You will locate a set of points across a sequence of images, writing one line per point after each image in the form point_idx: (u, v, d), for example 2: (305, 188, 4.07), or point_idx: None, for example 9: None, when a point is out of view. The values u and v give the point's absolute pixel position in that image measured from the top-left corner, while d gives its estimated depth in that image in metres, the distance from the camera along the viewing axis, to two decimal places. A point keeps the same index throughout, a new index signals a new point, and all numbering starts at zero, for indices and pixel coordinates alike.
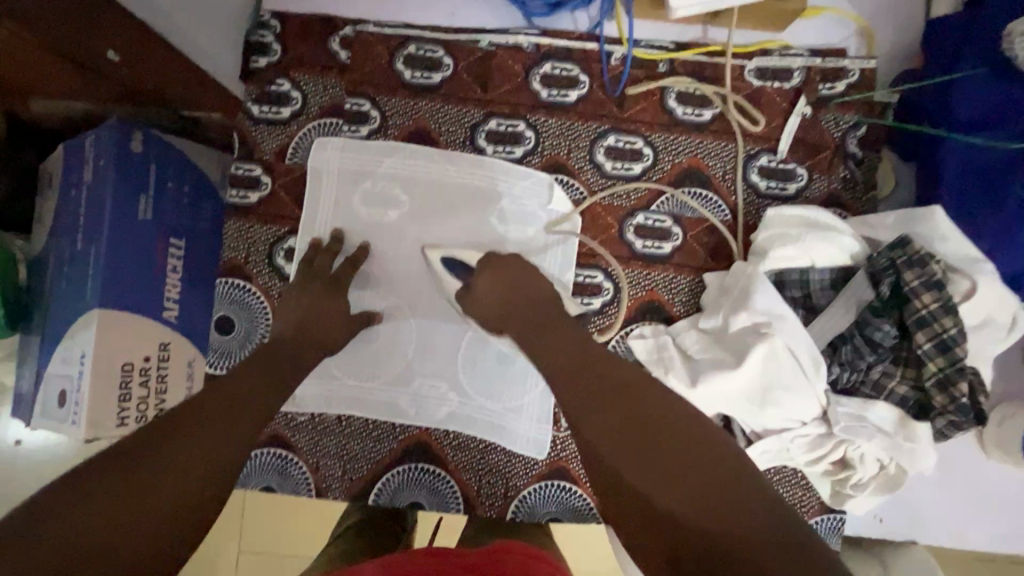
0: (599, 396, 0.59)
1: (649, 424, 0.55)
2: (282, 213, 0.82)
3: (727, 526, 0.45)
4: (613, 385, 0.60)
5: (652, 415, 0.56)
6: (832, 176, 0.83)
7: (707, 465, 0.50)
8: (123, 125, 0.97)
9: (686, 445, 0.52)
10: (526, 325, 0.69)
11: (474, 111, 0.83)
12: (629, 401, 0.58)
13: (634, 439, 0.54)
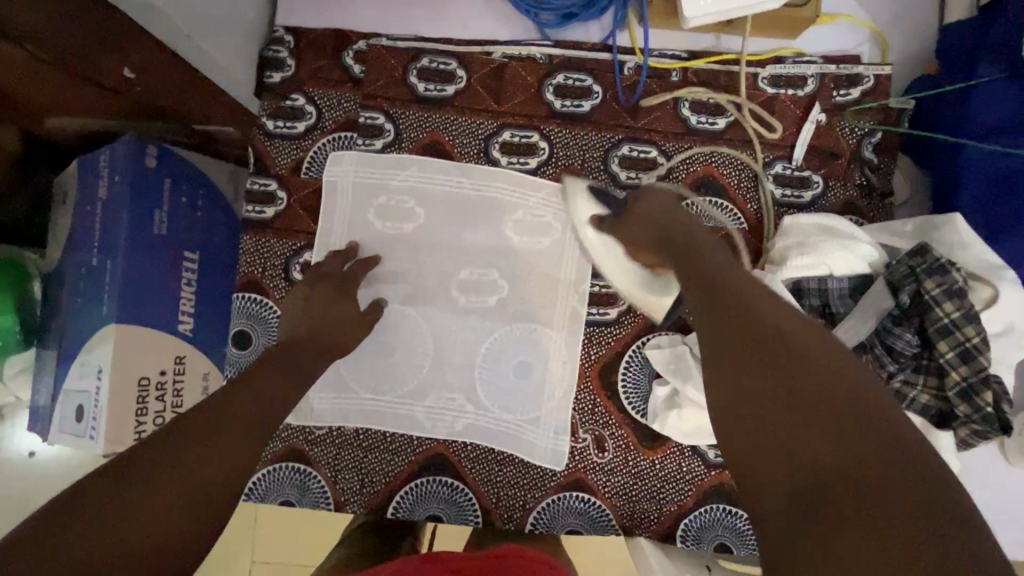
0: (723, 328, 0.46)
1: (798, 369, 0.41)
2: (297, 227, 0.82)
3: (879, 511, 0.33)
4: (762, 321, 0.45)
5: (806, 359, 0.41)
6: (848, 183, 0.82)
7: (870, 436, 0.36)
8: (138, 141, 0.98)
9: (842, 403, 0.38)
10: (673, 252, 0.58)
11: (488, 123, 0.83)
12: (776, 340, 0.43)
13: (768, 387, 0.41)
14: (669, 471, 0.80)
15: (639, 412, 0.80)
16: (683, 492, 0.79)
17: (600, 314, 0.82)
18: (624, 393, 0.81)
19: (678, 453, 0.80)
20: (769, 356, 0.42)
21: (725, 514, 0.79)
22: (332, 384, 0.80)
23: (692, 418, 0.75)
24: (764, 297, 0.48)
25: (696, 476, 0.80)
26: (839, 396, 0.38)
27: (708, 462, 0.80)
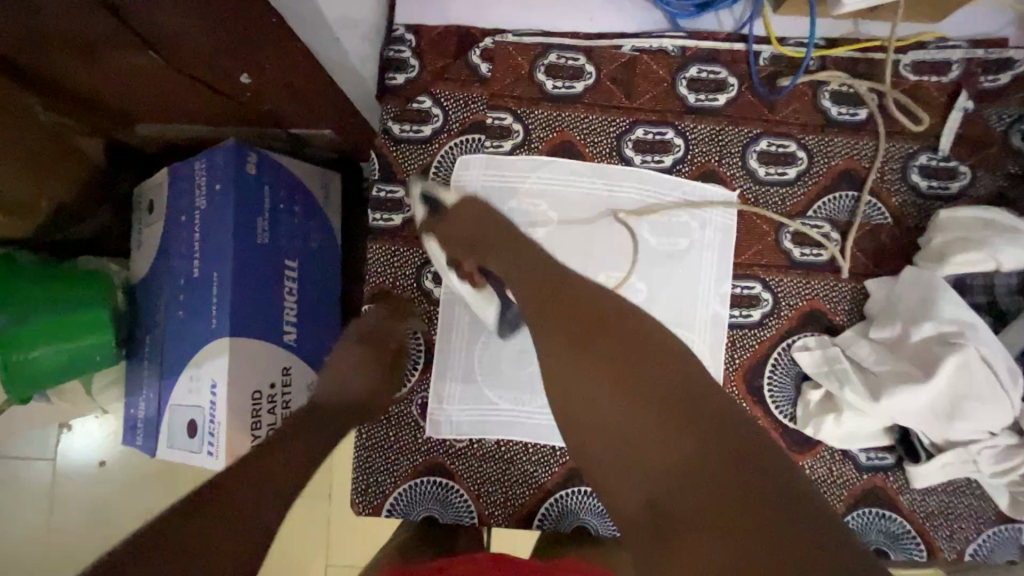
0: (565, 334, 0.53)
1: (628, 362, 0.49)
2: (428, 234, 0.79)
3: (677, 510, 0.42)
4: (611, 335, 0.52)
5: (640, 363, 0.49)
6: (1000, 173, 0.79)
7: (687, 408, 0.46)
8: (238, 147, 0.95)
9: (664, 392, 0.47)
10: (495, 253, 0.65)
11: (620, 120, 0.80)
12: (604, 336, 0.52)
13: (618, 393, 0.49)
14: (819, 476, 0.78)
15: (788, 416, 0.78)
16: (835, 496, 0.78)
17: (743, 316, 0.79)
18: (772, 398, 0.78)
19: (828, 457, 0.78)
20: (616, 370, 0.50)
21: (879, 517, 0.78)
22: (470, 395, 0.78)
23: (851, 423, 0.74)
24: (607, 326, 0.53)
25: (848, 480, 0.78)
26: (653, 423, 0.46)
27: (859, 465, 0.78)
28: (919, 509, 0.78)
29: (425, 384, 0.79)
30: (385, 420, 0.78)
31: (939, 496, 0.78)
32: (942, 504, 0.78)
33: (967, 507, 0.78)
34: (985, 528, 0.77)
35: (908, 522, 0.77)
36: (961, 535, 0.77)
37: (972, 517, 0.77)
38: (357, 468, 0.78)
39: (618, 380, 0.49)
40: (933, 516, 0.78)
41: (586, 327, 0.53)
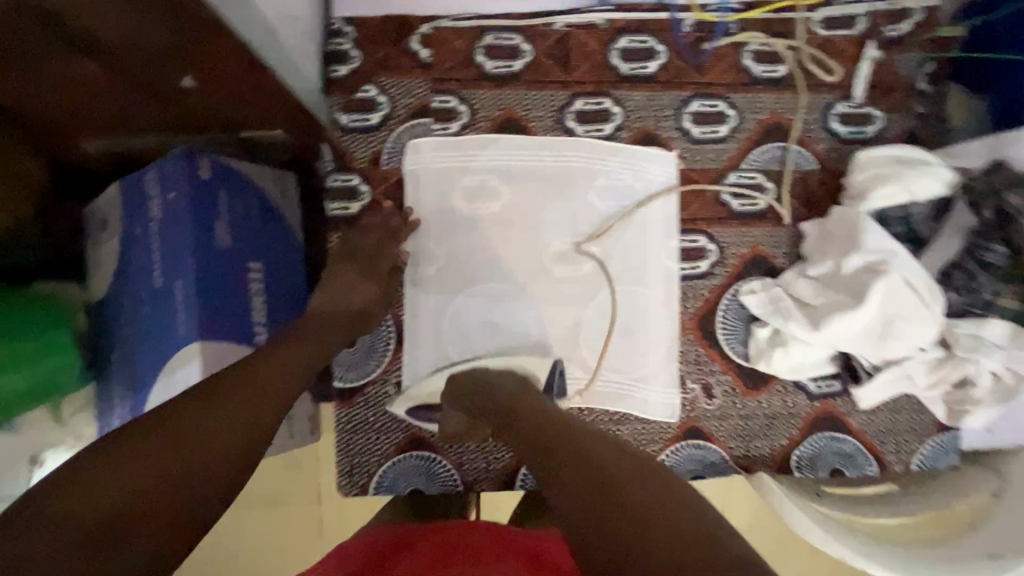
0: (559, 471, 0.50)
1: (619, 488, 0.46)
2: (386, 219, 0.82)
3: None
4: (601, 462, 0.49)
5: (632, 489, 0.46)
6: (908, 114, 0.86)
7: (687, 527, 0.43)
8: (188, 153, 0.96)
9: (653, 507, 0.45)
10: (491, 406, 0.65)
11: (559, 94, 0.84)
12: (592, 464, 0.49)
13: (601, 521, 0.44)
14: (775, 408, 0.84)
15: (741, 355, 0.84)
16: (791, 425, 0.84)
17: (692, 268, 0.84)
18: (725, 340, 0.84)
19: (781, 389, 0.84)
20: (599, 496, 0.46)
21: (832, 441, 0.84)
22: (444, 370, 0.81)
23: (796, 354, 0.80)
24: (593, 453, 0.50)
25: (802, 409, 0.84)
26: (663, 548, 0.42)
27: (810, 394, 0.84)
28: (866, 429, 0.84)
29: (399, 363, 0.81)
30: (362, 402, 0.80)
31: (883, 414, 0.84)
32: (887, 421, 0.85)
33: (908, 422, 0.85)
34: (926, 439, 0.85)
35: (858, 442, 0.84)
36: (906, 448, 0.85)
37: (914, 430, 0.85)
38: (339, 452, 0.80)
39: (604, 515, 0.45)
40: (879, 433, 0.84)
41: (574, 460, 0.50)
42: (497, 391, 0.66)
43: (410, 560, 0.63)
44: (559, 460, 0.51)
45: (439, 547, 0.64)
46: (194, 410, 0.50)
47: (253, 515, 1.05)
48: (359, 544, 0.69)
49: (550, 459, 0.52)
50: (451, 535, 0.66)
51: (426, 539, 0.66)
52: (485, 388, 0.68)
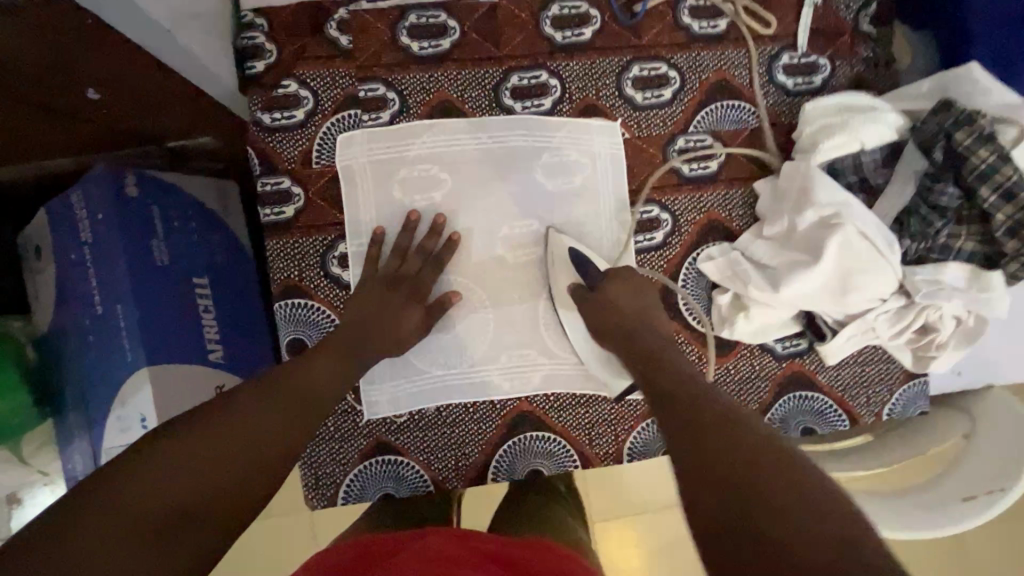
0: (696, 434, 0.51)
1: (755, 462, 0.47)
2: (323, 220, 0.78)
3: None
4: (732, 412, 0.54)
5: (768, 463, 0.47)
6: (854, 59, 0.83)
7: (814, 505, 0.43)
8: (112, 171, 0.91)
9: (780, 485, 0.44)
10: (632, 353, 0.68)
11: (493, 70, 0.79)
12: (731, 436, 0.50)
13: (745, 487, 0.45)
14: (743, 373, 0.82)
15: (705, 324, 0.82)
16: (761, 388, 0.83)
17: (647, 239, 0.82)
18: (686, 310, 0.82)
19: (748, 354, 0.83)
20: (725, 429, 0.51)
21: (803, 399, 0.83)
22: (402, 370, 0.78)
23: (759, 318, 0.78)
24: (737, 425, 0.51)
25: (770, 371, 0.83)
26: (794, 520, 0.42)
27: (777, 355, 0.83)
28: (835, 384, 0.84)
29: None
30: None
31: (851, 368, 0.84)
32: (855, 375, 0.84)
33: (877, 373, 0.84)
34: (896, 388, 0.84)
35: (828, 398, 0.83)
36: (877, 399, 0.84)
37: (883, 380, 0.84)
38: (303, 465, 0.78)
39: (737, 497, 0.45)
40: (849, 387, 0.84)
41: (716, 427, 0.51)
42: (630, 340, 0.69)
43: (391, 567, 0.59)
44: (689, 400, 0.57)
45: (416, 557, 0.61)
46: (191, 433, 0.51)
47: (268, 521, 1.18)
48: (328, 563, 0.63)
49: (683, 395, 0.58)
50: (432, 544, 0.64)
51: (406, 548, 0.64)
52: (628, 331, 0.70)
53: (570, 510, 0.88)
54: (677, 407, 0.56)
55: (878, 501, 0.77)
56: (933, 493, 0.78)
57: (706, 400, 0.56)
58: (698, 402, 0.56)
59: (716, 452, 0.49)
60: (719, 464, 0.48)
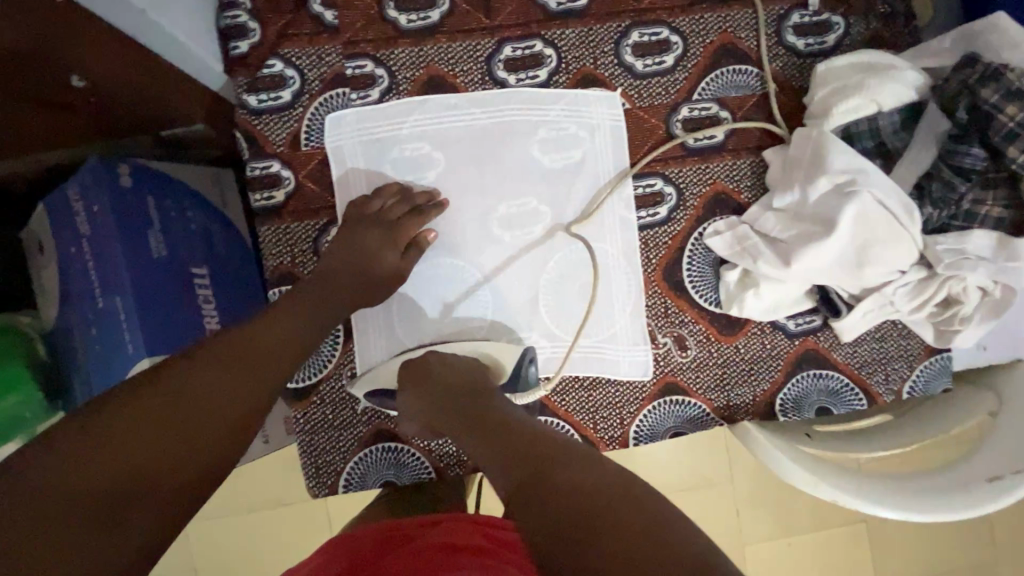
0: (513, 459, 0.52)
1: (556, 468, 0.49)
2: (315, 204, 0.76)
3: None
4: (561, 472, 0.48)
5: (564, 468, 0.49)
6: (870, 15, 0.78)
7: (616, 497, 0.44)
8: (106, 161, 0.90)
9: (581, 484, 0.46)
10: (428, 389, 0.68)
11: (485, 42, 0.76)
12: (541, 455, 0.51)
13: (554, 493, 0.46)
14: (754, 352, 0.79)
15: (713, 303, 0.79)
16: (772, 367, 0.79)
17: (651, 215, 0.78)
18: (693, 287, 0.78)
19: (759, 332, 0.79)
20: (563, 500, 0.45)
21: (817, 378, 0.80)
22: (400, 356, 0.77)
23: (769, 294, 0.74)
24: (549, 443, 0.53)
25: (782, 349, 0.79)
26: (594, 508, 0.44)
27: (789, 333, 0.79)
28: (851, 362, 0.80)
29: (350, 355, 0.77)
30: (318, 400, 0.76)
31: (868, 345, 0.80)
32: (873, 351, 0.80)
33: (896, 349, 0.80)
34: (916, 365, 0.80)
35: (844, 376, 0.80)
36: (896, 376, 0.80)
37: (903, 357, 0.80)
38: (303, 454, 0.77)
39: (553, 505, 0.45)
40: (866, 364, 0.80)
41: (525, 449, 0.53)
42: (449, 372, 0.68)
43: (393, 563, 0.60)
44: (511, 434, 0.56)
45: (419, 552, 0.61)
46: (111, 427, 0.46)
47: (281, 513, 1.19)
48: (349, 544, 0.66)
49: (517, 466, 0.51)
50: (448, 532, 0.64)
51: (423, 534, 0.65)
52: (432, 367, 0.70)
53: None
54: (497, 437, 0.56)
55: (898, 483, 0.74)
56: (957, 473, 0.74)
57: (519, 429, 0.57)
58: (510, 431, 0.56)
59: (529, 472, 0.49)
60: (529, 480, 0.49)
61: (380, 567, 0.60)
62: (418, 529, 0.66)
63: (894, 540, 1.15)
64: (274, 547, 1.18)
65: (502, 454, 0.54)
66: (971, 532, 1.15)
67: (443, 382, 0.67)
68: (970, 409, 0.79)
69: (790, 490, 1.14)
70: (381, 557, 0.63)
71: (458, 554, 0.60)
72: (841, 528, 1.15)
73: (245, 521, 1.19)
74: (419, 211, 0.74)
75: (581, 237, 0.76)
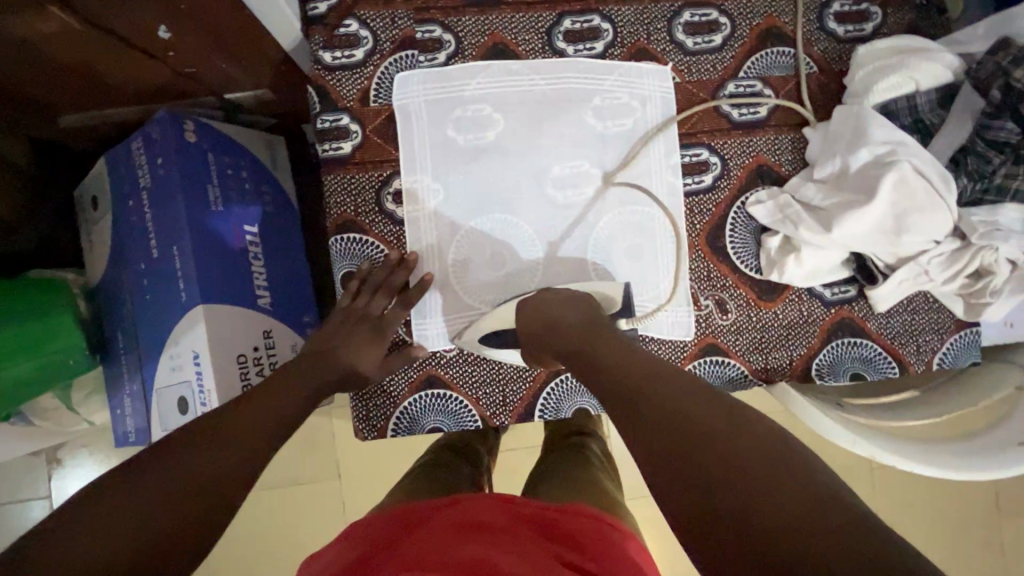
0: (632, 399, 0.55)
1: (677, 414, 0.51)
2: (379, 157, 0.80)
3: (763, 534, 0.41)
4: (665, 416, 0.51)
5: (683, 414, 0.51)
6: (905, 7, 0.84)
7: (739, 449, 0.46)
8: (174, 116, 0.93)
9: (698, 431, 0.49)
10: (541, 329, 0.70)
11: (547, 14, 0.82)
12: (660, 397, 0.54)
13: (680, 440, 0.49)
14: (791, 318, 0.82)
15: (753, 268, 0.82)
16: (809, 334, 0.82)
17: (696, 182, 0.82)
18: (735, 253, 0.82)
19: (796, 298, 0.82)
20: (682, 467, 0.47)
21: (852, 346, 0.83)
22: (452, 305, 0.80)
23: (809, 260, 0.78)
24: (669, 383, 0.55)
25: (817, 316, 0.83)
26: (721, 462, 0.46)
27: (825, 301, 0.82)
28: (885, 332, 0.83)
29: None
30: None
31: (900, 316, 0.83)
32: (906, 323, 0.83)
33: (926, 321, 0.83)
34: (947, 337, 0.83)
35: (877, 346, 0.83)
36: (928, 348, 0.83)
37: (933, 328, 0.83)
38: (354, 397, 0.79)
39: (678, 453, 0.48)
40: (898, 335, 0.83)
41: (638, 385, 0.56)
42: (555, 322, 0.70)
43: (429, 537, 0.56)
44: (622, 375, 0.59)
45: (453, 527, 0.57)
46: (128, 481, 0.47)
47: (309, 488, 1.19)
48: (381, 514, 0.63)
49: (652, 445, 0.50)
50: (466, 511, 0.60)
51: (436, 518, 0.59)
52: (544, 318, 0.71)
53: (605, 469, 0.85)
54: (615, 379, 0.59)
55: (924, 446, 0.77)
56: (987, 442, 0.77)
57: (630, 367, 0.60)
58: (629, 375, 0.58)
59: (655, 411, 0.52)
60: (655, 418, 0.51)
61: (412, 545, 0.55)
62: (430, 512, 0.61)
63: (911, 535, 1.16)
64: (303, 526, 1.18)
65: (621, 388, 0.57)
66: (983, 531, 1.17)
67: (556, 320, 0.69)
68: (997, 382, 0.82)
69: (855, 468, 1.16)
70: (406, 535, 0.58)
71: (480, 535, 0.56)
72: (884, 515, 1.16)
73: (274, 501, 1.19)
74: (505, 180, 0.80)
75: (630, 184, 0.80)
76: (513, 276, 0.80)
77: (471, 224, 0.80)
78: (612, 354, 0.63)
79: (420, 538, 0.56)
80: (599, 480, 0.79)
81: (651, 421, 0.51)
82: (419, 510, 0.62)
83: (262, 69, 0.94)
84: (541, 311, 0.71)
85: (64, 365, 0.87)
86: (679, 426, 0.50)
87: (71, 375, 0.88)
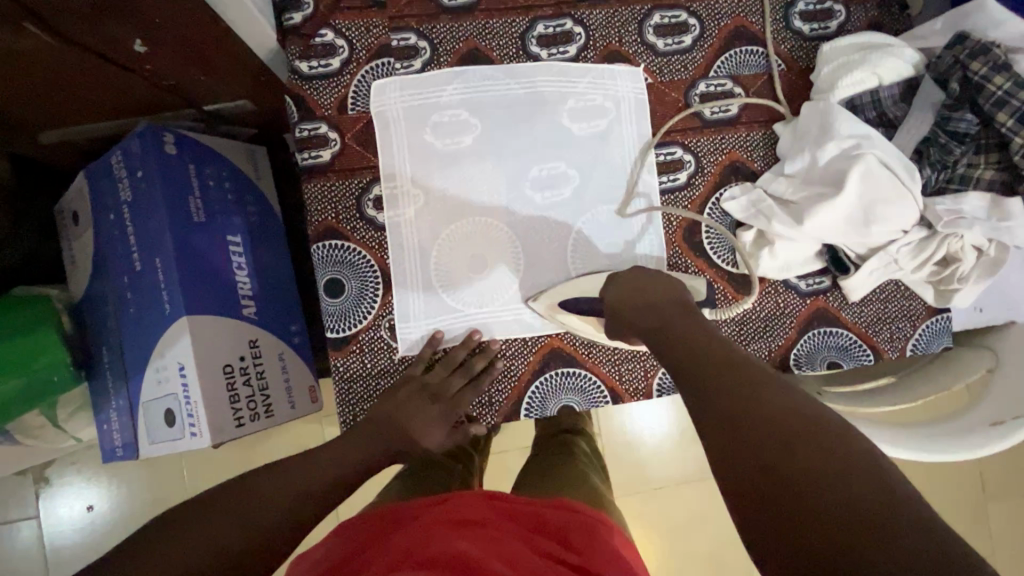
0: (710, 381, 0.56)
1: (758, 398, 0.51)
2: (358, 164, 0.81)
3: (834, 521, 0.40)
4: (747, 398, 0.51)
5: (765, 400, 0.51)
6: (867, 5, 0.87)
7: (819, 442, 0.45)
8: (152, 129, 0.93)
9: (778, 417, 0.48)
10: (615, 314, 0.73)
11: (520, 19, 0.83)
12: (741, 381, 0.54)
13: (758, 421, 0.49)
14: (768, 310, 0.84)
15: (729, 262, 0.84)
16: (786, 325, 0.84)
17: (671, 180, 0.84)
18: (711, 248, 0.84)
19: (773, 290, 0.84)
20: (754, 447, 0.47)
21: (827, 335, 0.85)
22: (436, 307, 0.81)
23: (784, 252, 0.80)
24: (754, 372, 0.55)
25: (793, 308, 0.84)
26: (799, 450, 0.45)
27: (801, 292, 0.84)
28: (859, 321, 0.85)
29: (389, 307, 0.80)
30: (357, 349, 0.80)
31: (874, 305, 0.85)
32: (879, 311, 0.85)
33: (899, 309, 0.85)
34: (920, 323, 0.85)
35: (852, 334, 0.85)
36: (902, 335, 0.85)
37: (906, 315, 0.85)
38: (340, 402, 0.80)
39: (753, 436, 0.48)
40: (873, 323, 0.85)
41: (719, 369, 0.57)
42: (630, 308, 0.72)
43: (415, 533, 0.56)
44: (703, 358, 0.60)
45: (439, 522, 0.58)
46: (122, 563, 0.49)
47: None
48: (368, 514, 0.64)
49: (728, 423, 0.50)
50: (453, 507, 0.60)
51: (422, 515, 0.60)
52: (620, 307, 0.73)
53: (593, 464, 0.87)
54: (693, 363, 0.60)
55: (900, 430, 0.79)
56: (960, 425, 0.79)
57: (712, 352, 0.60)
58: (708, 359, 0.59)
59: (735, 392, 0.53)
60: (735, 399, 0.52)
61: (396, 541, 0.56)
62: (418, 510, 0.61)
63: None
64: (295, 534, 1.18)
65: (701, 370, 0.58)
66: (966, 513, 1.19)
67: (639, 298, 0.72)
68: (968, 367, 0.84)
69: None
70: (392, 532, 0.58)
71: (464, 530, 0.56)
72: None
73: None
74: (491, 183, 0.81)
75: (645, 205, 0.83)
76: (495, 278, 0.81)
77: (452, 227, 0.81)
78: (686, 341, 0.63)
79: (405, 534, 0.57)
80: (586, 475, 0.80)
81: (729, 401, 0.52)
82: (406, 508, 0.62)
83: (240, 80, 0.95)
84: (627, 288, 0.75)
85: (49, 383, 0.86)
86: (761, 407, 0.50)
87: (56, 393, 0.88)
